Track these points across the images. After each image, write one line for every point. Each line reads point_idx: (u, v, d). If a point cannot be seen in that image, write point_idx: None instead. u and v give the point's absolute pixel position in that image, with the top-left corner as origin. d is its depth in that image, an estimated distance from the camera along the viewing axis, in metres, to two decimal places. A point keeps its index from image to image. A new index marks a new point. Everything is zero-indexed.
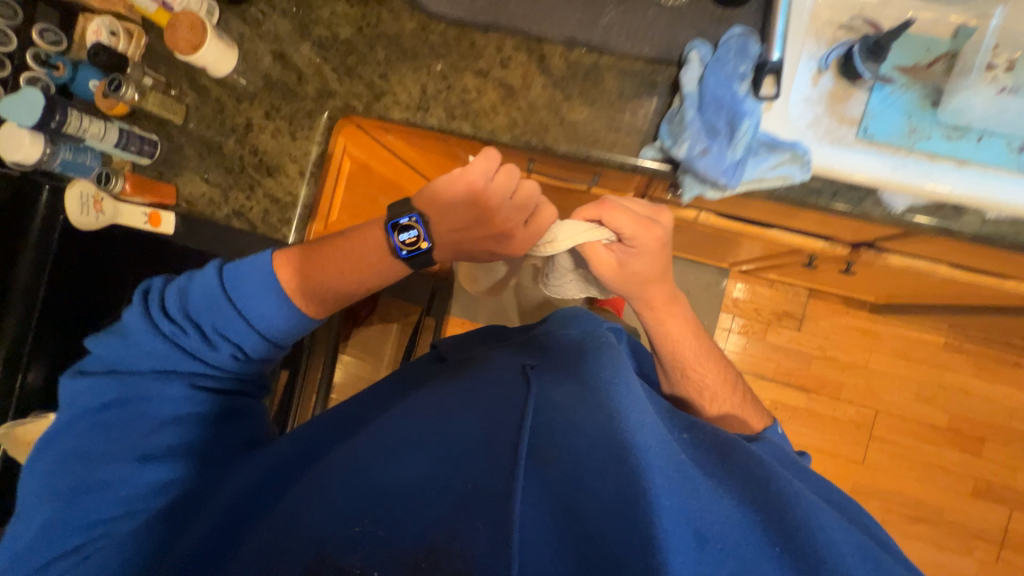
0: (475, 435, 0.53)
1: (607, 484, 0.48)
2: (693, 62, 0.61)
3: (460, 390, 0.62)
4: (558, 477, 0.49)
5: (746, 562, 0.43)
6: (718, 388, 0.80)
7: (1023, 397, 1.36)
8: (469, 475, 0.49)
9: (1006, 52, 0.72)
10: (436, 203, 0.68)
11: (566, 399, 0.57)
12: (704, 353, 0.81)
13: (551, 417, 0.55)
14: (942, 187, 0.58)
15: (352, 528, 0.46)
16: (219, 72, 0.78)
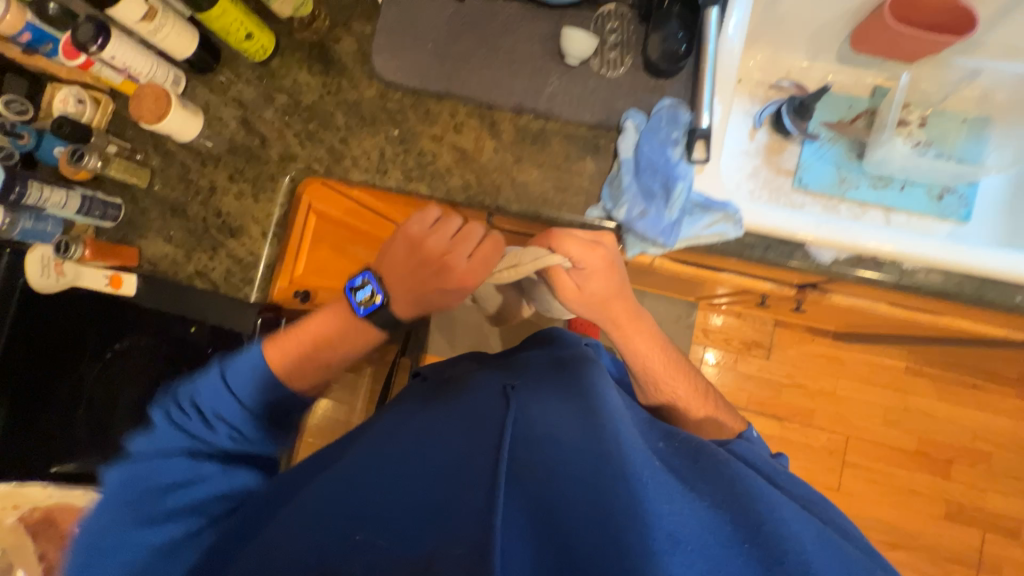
0: (453, 456, 0.51)
1: (586, 495, 0.45)
2: (630, 129, 0.65)
3: (440, 415, 0.60)
4: (545, 489, 0.46)
5: (725, 564, 0.42)
6: (694, 401, 0.74)
7: (985, 418, 1.40)
8: (451, 495, 0.46)
9: (918, 110, 0.80)
10: (387, 263, 0.69)
11: (546, 413, 0.56)
12: (674, 365, 0.75)
13: (534, 429, 0.52)
14: (861, 243, 0.63)
15: (353, 536, 0.45)
16: (183, 138, 0.80)
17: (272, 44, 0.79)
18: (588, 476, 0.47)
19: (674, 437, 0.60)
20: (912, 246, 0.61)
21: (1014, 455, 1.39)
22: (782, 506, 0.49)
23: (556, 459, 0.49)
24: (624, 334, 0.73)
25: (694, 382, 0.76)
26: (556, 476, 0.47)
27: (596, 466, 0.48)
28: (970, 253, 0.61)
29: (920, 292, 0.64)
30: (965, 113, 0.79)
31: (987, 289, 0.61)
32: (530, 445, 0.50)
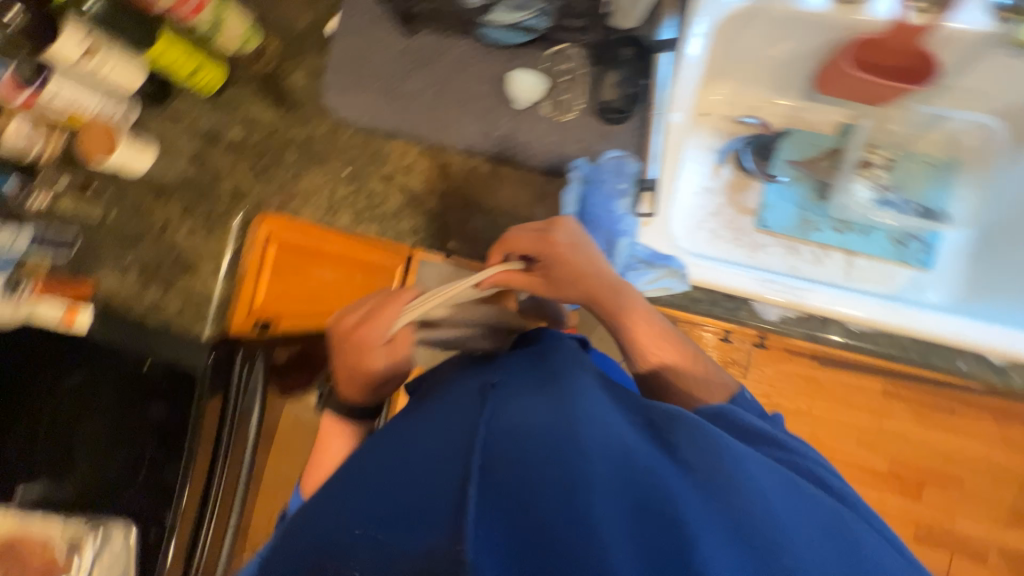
0: (393, 457, 0.35)
1: (603, 477, 0.31)
2: (574, 182, 0.64)
3: (400, 428, 0.44)
4: (528, 502, 0.29)
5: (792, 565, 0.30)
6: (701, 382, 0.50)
7: (957, 441, 1.39)
8: (394, 510, 0.30)
9: (882, 151, 0.79)
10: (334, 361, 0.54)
11: (525, 387, 0.40)
12: (659, 323, 0.55)
13: (511, 411, 0.35)
14: (807, 303, 0.62)
15: (354, 529, 0.30)
16: (134, 173, 0.79)
17: (222, 77, 0.78)
18: (584, 477, 0.30)
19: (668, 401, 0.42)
20: (852, 307, 0.61)
21: (987, 478, 1.38)
22: (813, 510, 0.35)
23: (539, 452, 0.31)
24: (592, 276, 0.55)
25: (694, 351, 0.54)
26: (537, 477, 0.30)
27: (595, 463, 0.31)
28: (916, 319, 0.60)
29: (868, 352, 0.63)
30: (932, 156, 0.78)
31: (932, 355, 0.61)
32: (508, 429, 0.33)
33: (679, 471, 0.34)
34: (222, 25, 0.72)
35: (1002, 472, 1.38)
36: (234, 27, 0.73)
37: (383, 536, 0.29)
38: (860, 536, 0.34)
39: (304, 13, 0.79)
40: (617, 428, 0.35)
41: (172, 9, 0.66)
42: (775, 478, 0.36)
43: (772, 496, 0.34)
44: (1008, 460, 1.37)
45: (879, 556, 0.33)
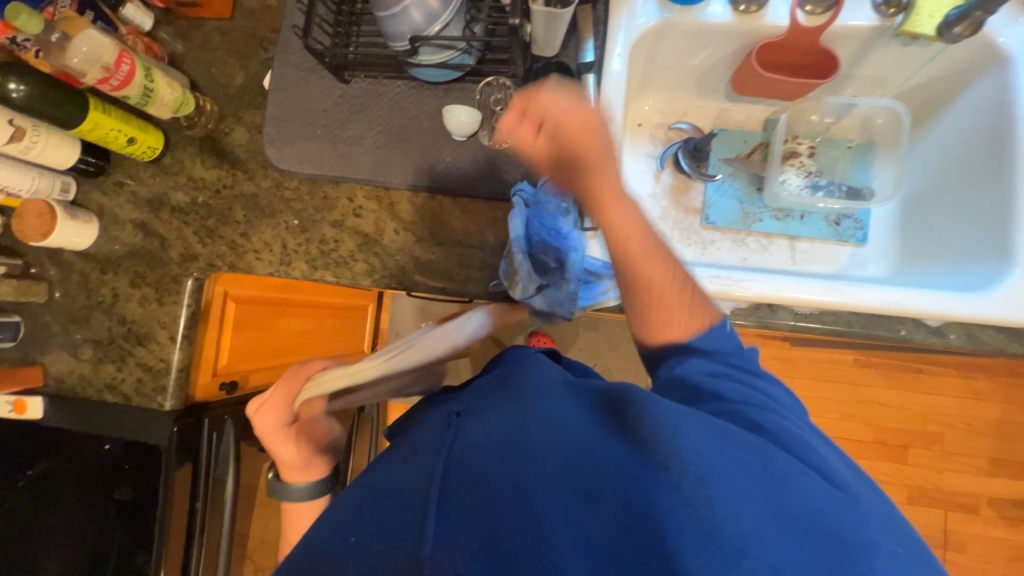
0: (389, 487, 0.44)
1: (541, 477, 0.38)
2: (518, 206, 0.65)
3: (392, 453, 0.51)
4: (483, 508, 0.37)
5: (705, 516, 0.36)
6: (679, 315, 0.52)
7: (933, 399, 1.43)
8: (386, 530, 0.39)
9: (806, 140, 0.84)
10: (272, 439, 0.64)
11: (492, 408, 0.48)
12: (660, 253, 0.53)
13: (475, 437, 0.44)
14: (754, 293, 0.64)
15: (346, 538, 0.41)
16: (78, 247, 0.78)
17: (160, 142, 0.77)
18: (528, 478, 0.38)
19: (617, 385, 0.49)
20: (798, 291, 0.63)
21: (965, 433, 1.43)
22: (746, 454, 0.39)
23: (493, 467, 0.40)
24: (607, 198, 0.53)
25: (688, 280, 0.54)
26: (489, 487, 0.38)
27: (538, 466, 0.39)
28: (858, 294, 0.62)
29: (818, 331, 0.66)
30: (851, 140, 0.83)
31: (874, 326, 0.64)
32: (469, 456, 0.41)
33: (618, 447, 0.41)
34: (152, 91, 0.68)
35: (979, 423, 1.43)
36: (166, 92, 0.70)
37: (382, 546, 0.38)
38: (785, 469, 0.39)
39: (238, 71, 0.80)
40: (566, 426, 0.43)
41: (95, 82, 0.63)
42: (713, 433, 0.40)
43: (702, 450, 0.39)
44: (983, 412, 1.42)
45: (800, 485, 0.38)
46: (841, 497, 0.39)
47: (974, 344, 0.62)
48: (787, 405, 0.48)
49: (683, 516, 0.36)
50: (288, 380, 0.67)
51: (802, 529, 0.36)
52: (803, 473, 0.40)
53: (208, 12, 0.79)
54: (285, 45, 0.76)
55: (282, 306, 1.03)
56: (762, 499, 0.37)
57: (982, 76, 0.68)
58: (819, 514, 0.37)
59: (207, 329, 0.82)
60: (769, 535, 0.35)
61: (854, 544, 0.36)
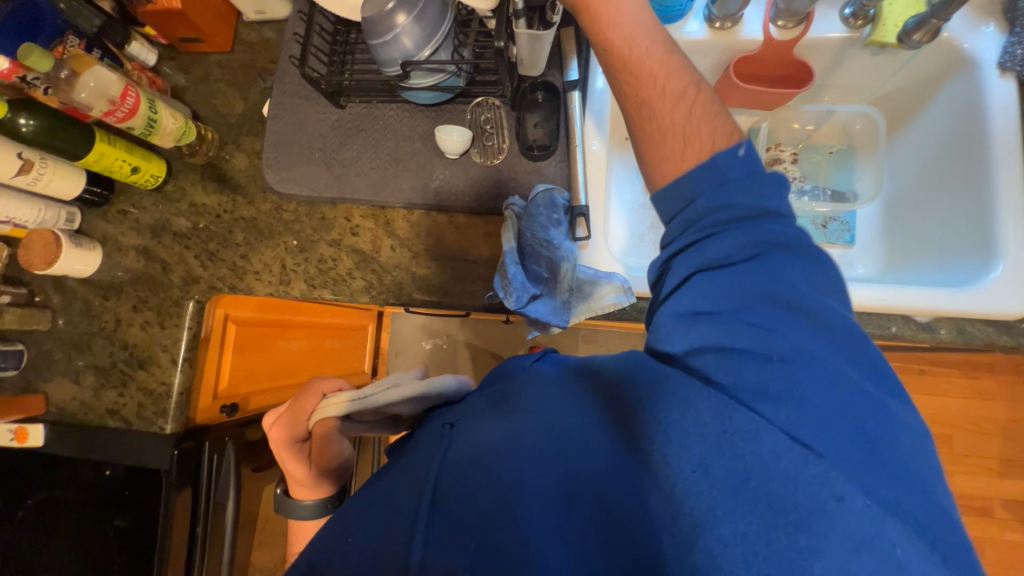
0: (386, 483, 0.46)
1: (520, 472, 0.40)
2: (511, 218, 0.66)
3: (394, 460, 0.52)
4: (470, 508, 0.39)
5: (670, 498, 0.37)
6: (681, 142, 0.47)
7: (937, 401, 1.42)
8: (379, 529, 0.40)
9: (789, 148, 0.86)
10: (285, 454, 0.65)
11: (484, 403, 0.49)
12: (657, 56, 0.49)
13: (468, 440, 0.44)
14: None
15: (347, 537, 0.42)
16: (81, 275, 0.79)
17: (163, 171, 0.80)
18: (510, 474, 0.40)
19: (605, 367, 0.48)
20: None
21: (972, 434, 1.42)
22: (715, 423, 0.38)
23: (479, 467, 0.41)
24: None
25: (692, 99, 0.48)
26: (475, 485, 0.40)
27: (521, 463, 0.41)
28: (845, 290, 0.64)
29: None
30: (832, 145, 0.86)
31: (866, 324, 0.64)
32: (463, 457, 0.42)
33: (601, 439, 0.42)
34: (155, 122, 0.70)
35: (987, 425, 1.41)
36: (169, 122, 0.72)
37: (377, 546, 0.39)
38: (744, 429, 0.37)
39: (238, 101, 0.83)
40: (552, 422, 0.43)
41: (101, 114, 0.65)
42: (679, 406, 0.39)
43: (669, 429, 0.39)
44: (989, 412, 1.41)
45: (786, 459, 0.35)
46: (818, 461, 0.35)
47: (964, 339, 0.62)
48: (809, 331, 0.39)
49: (652, 497, 0.38)
50: (305, 397, 0.68)
51: (763, 502, 0.35)
52: (771, 433, 0.36)
53: (210, 47, 0.83)
54: (282, 75, 0.79)
55: (283, 326, 1.05)
56: (724, 471, 0.36)
57: (953, 78, 0.70)
58: (783, 483, 0.35)
59: (208, 351, 0.83)
60: (724, 510, 0.36)
61: (820, 513, 0.34)
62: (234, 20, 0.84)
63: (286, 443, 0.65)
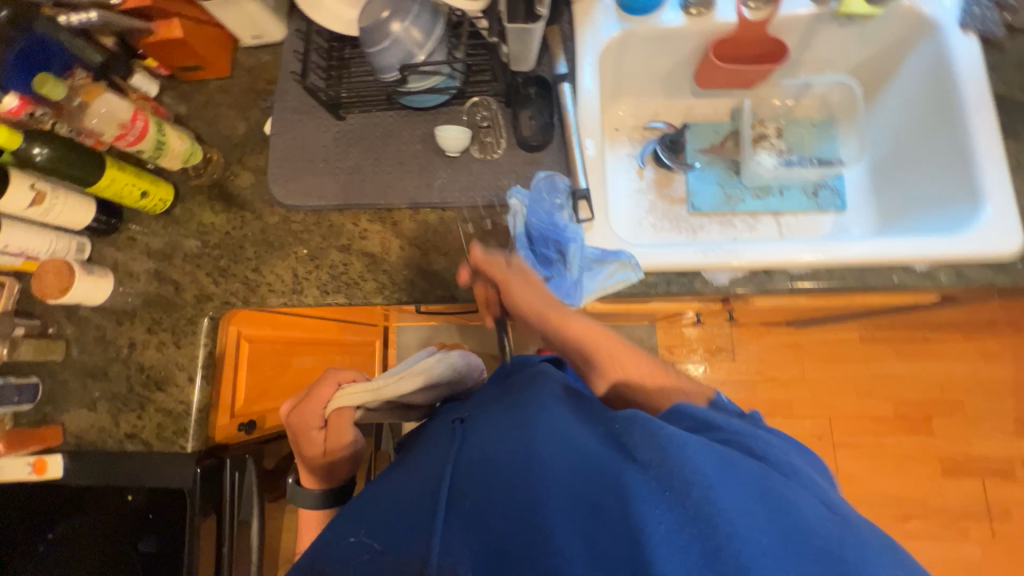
0: (390, 491, 0.50)
1: (553, 497, 0.43)
2: (516, 207, 0.67)
3: (398, 465, 0.55)
4: (495, 522, 0.42)
5: (715, 530, 0.40)
6: (647, 371, 0.60)
7: (945, 366, 1.44)
8: (387, 532, 0.45)
9: (772, 123, 0.90)
10: (308, 430, 0.73)
11: (495, 411, 0.54)
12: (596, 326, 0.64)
13: (483, 449, 0.48)
14: (748, 260, 0.67)
15: (348, 537, 0.47)
16: (94, 302, 0.80)
17: (171, 194, 0.81)
18: (534, 493, 0.43)
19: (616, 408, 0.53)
20: (786, 254, 0.66)
21: (983, 396, 1.43)
22: (750, 478, 0.44)
23: (503, 487, 0.44)
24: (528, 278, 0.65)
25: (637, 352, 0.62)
26: (494, 502, 0.43)
27: (544, 483, 0.44)
28: (844, 249, 0.66)
29: (817, 289, 0.67)
30: (813, 118, 0.90)
31: (869, 277, 0.65)
32: (476, 468, 0.46)
33: (629, 469, 0.44)
34: (164, 144, 0.72)
35: (998, 385, 1.42)
36: (177, 144, 0.74)
37: (383, 546, 0.45)
38: (781, 491, 0.43)
39: (240, 122, 0.85)
40: (576, 447, 0.47)
41: (113, 139, 0.68)
42: (715, 457, 0.44)
43: (711, 471, 0.43)
44: (997, 373, 1.42)
45: (804, 508, 0.42)
46: (842, 522, 0.42)
47: (964, 282, 0.63)
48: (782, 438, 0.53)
49: (679, 520, 0.41)
50: (324, 386, 0.75)
51: (800, 541, 0.40)
52: (802, 495, 0.43)
53: (211, 73, 0.86)
54: (282, 93, 0.82)
55: (295, 343, 1.06)
56: (756, 512, 0.41)
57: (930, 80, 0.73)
58: (818, 529, 0.41)
59: (225, 369, 0.84)
60: (755, 539, 0.40)
61: (842, 556, 0.39)
62: (233, 46, 0.87)
63: (307, 431, 0.73)
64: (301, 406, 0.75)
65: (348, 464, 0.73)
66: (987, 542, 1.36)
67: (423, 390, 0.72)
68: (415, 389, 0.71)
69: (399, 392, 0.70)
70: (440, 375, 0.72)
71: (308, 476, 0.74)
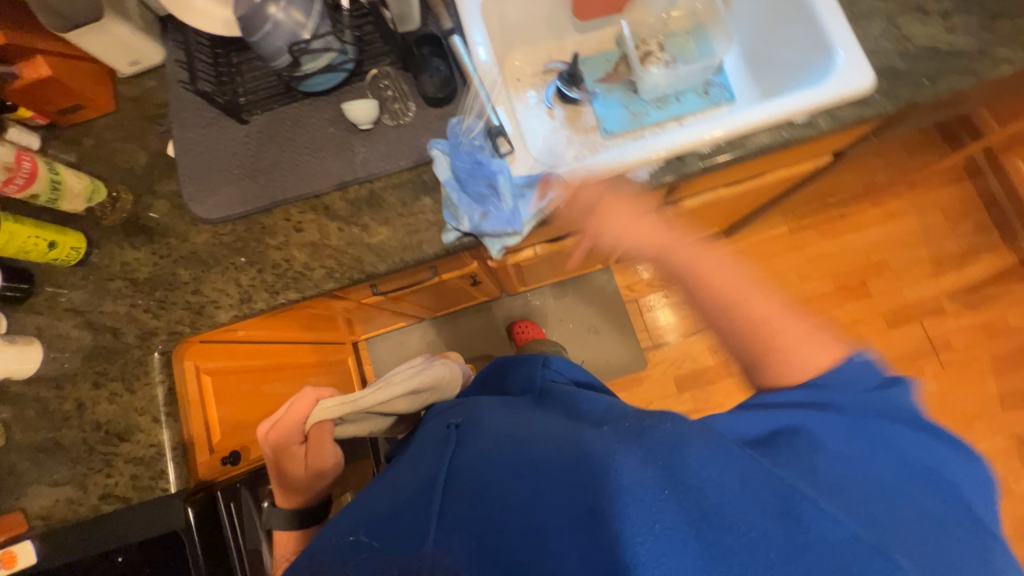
0: (387, 496, 0.56)
1: (547, 509, 0.48)
2: (440, 155, 0.70)
3: (404, 464, 0.63)
4: (490, 525, 0.48)
5: (706, 540, 0.42)
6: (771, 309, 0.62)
7: (864, 233, 1.61)
8: (386, 532, 0.51)
9: (653, 40, 0.95)
10: (286, 446, 0.74)
11: (499, 428, 0.60)
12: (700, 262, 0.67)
13: (480, 451, 0.56)
14: (662, 149, 0.72)
15: (348, 536, 0.52)
16: (26, 373, 0.75)
17: (83, 241, 0.77)
18: (528, 505, 0.49)
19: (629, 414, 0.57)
20: (693, 136, 0.72)
21: (901, 250, 1.60)
22: (768, 487, 0.43)
23: (506, 496, 0.50)
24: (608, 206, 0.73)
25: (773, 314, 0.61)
26: (492, 506, 0.50)
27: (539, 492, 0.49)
28: (740, 119, 0.72)
29: (724, 162, 0.74)
30: (685, 28, 0.98)
31: (763, 139, 0.73)
32: (475, 473, 0.54)
33: (630, 477, 0.46)
34: (60, 183, 0.69)
35: (910, 238, 1.60)
36: (74, 181, 0.70)
37: (381, 544, 0.50)
38: (814, 511, 0.42)
39: (139, 152, 0.82)
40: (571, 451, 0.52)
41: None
42: (730, 468, 0.45)
43: (728, 488, 0.44)
44: (906, 227, 1.60)
45: (828, 523, 0.41)
46: (872, 532, 0.41)
47: (839, 123, 0.72)
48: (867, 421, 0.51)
49: (678, 520, 0.43)
50: (303, 404, 0.76)
51: (813, 552, 0.40)
52: (831, 507, 0.42)
53: (93, 110, 0.82)
54: (177, 111, 0.80)
55: (259, 370, 1.02)
56: (761, 521, 0.42)
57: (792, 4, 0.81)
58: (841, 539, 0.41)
59: (191, 401, 0.80)
60: (751, 542, 0.41)
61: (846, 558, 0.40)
62: (111, 79, 0.83)
63: (289, 446, 0.74)
64: (274, 428, 0.75)
65: (328, 476, 0.75)
66: (940, 373, 1.52)
67: (410, 400, 0.82)
68: (402, 401, 0.81)
69: (386, 401, 0.79)
70: (424, 385, 0.83)
71: (287, 493, 0.75)
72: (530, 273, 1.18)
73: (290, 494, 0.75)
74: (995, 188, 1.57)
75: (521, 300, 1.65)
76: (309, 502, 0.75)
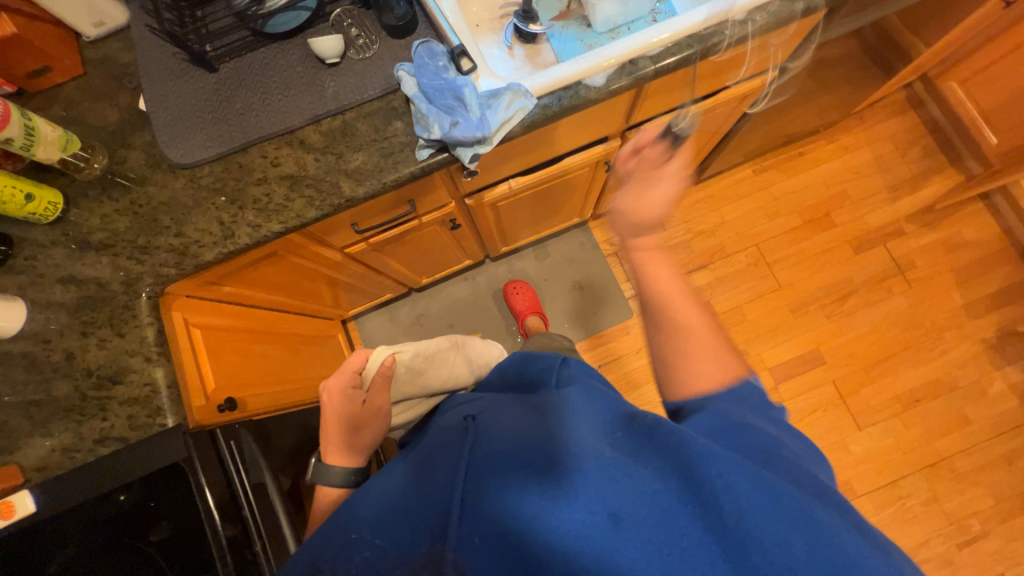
0: (401, 500, 0.56)
1: (565, 515, 0.44)
2: (406, 76, 0.75)
3: (416, 465, 0.62)
4: (504, 530, 0.46)
5: (725, 551, 0.40)
6: (699, 321, 0.64)
7: (822, 169, 1.70)
8: (389, 530, 0.53)
9: None
10: (339, 394, 0.73)
11: (511, 432, 0.57)
12: (684, 301, 0.66)
13: (493, 448, 0.55)
14: (615, 56, 0.77)
15: (350, 534, 0.54)
16: (11, 330, 0.74)
17: (60, 198, 0.78)
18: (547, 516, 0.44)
19: (636, 412, 0.53)
20: (641, 41, 0.77)
21: (858, 180, 1.68)
22: (778, 492, 0.42)
23: (518, 504, 0.46)
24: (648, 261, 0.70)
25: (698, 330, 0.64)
26: (504, 514, 0.47)
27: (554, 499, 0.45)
28: (681, 22, 0.78)
29: (672, 65, 0.80)
30: None
31: (706, 39, 0.78)
32: (486, 475, 0.51)
33: (649, 487, 0.44)
34: (34, 130, 0.70)
35: (865, 168, 1.69)
36: (47, 129, 0.71)
37: (384, 543, 0.52)
38: (825, 520, 0.41)
39: (111, 110, 0.83)
40: (589, 451, 0.48)
41: None
42: (748, 472, 0.43)
43: (744, 491, 0.42)
44: (860, 158, 1.69)
45: (839, 532, 0.40)
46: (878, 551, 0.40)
47: (774, 18, 0.79)
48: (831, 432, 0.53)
49: (701, 535, 0.41)
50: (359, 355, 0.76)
51: (832, 563, 0.39)
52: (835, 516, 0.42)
53: (62, 73, 0.83)
54: (146, 65, 0.82)
55: (250, 332, 1.03)
56: (784, 531, 0.40)
57: None
58: (855, 554, 0.39)
59: (186, 344, 0.81)
60: (774, 557, 0.39)
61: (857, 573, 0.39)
62: (78, 45, 0.85)
63: (342, 392, 0.73)
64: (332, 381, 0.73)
65: (378, 424, 0.74)
66: (907, 291, 1.59)
67: (451, 371, 0.88)
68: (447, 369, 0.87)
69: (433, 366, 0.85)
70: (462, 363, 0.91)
71: (337, 448, 0.73)
72: (509, 218, 1.22)
73: (337, 448, 0.73)
74: (935, 113, 1.68)
75: (505, 265, 1.68)
76: (358, 451, 0.74)
